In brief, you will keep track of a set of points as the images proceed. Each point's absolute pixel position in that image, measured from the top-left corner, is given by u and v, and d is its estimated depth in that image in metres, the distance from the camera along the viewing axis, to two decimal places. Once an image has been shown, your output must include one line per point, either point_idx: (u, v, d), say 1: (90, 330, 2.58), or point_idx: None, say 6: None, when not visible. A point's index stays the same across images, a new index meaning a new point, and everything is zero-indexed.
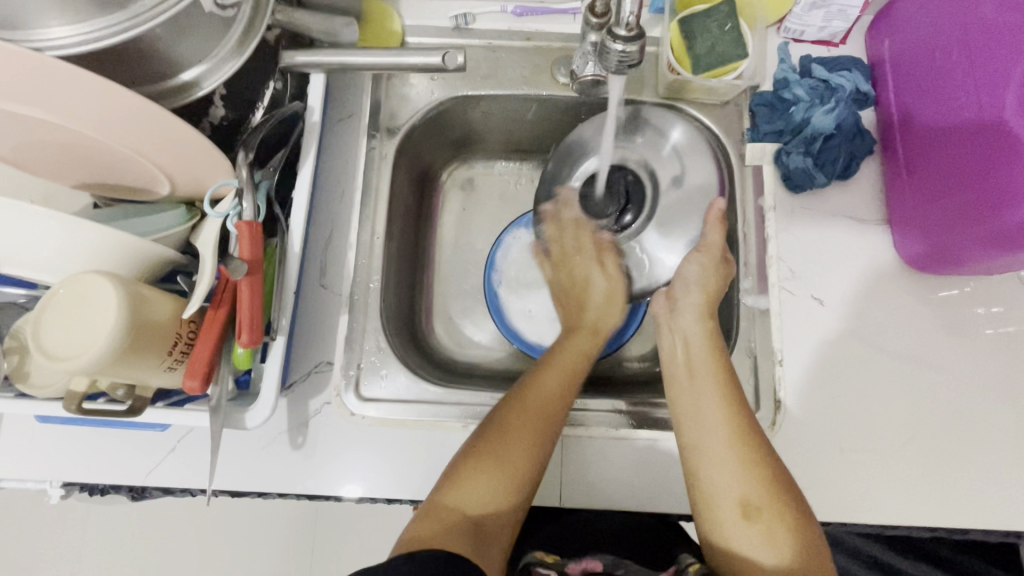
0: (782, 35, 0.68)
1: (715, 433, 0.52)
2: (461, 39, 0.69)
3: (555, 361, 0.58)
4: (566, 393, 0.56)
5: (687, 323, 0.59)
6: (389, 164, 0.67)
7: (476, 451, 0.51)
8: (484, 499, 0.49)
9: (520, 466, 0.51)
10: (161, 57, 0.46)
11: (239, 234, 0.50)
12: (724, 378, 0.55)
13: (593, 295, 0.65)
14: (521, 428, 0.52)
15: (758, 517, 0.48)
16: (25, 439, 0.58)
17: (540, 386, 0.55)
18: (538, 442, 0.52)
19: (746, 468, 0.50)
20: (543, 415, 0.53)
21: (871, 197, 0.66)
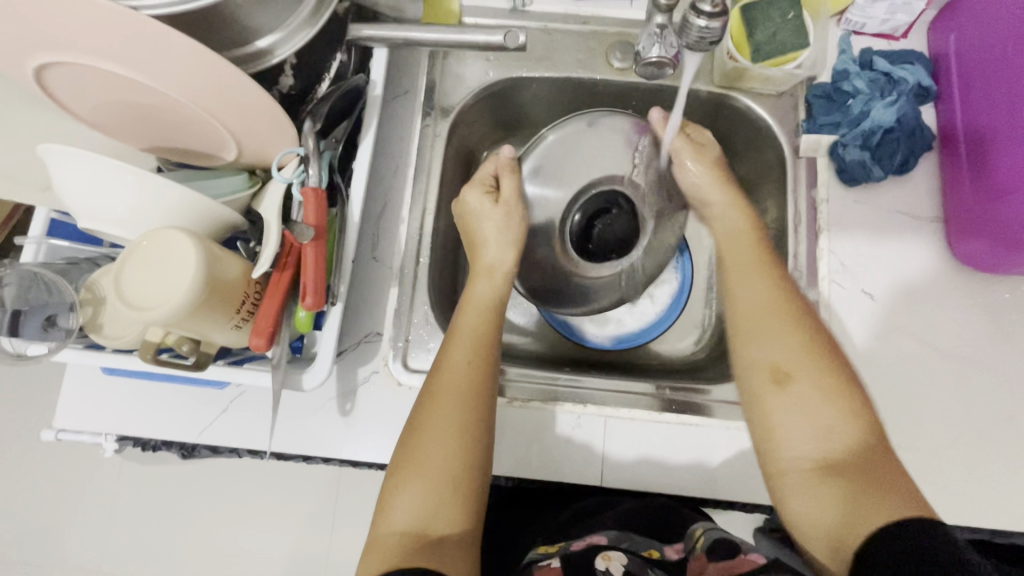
0: (843, 27, 0.67)
1: (761, 307, 0.54)
2: (517, 20, 0.70)
3: (461, 330, 0.57)
4: (474, 370, 0.54)
5: (725, 223, 0.62)
6: (441, 142, 0.68)
7: (402, 460, 0.50)
8: (420, 508, 0.48)
9: (446, 463, 0.49)
10: (240, 22, 0.47)
11: (306, 200, 0.51)
12: (788, 294, 0.54)
13: (482, 256, 0.63)
14: (437, 417, 0.51)
15: (789, 382, 0.50)
16: (85, 393, 0.60)
17: (444, 370, 0.54)
18: (456, 431, 0.51)
19: (791, 337, 0.51)
20: (456, 397, 0.52)
21: (928, 194, 0.66)
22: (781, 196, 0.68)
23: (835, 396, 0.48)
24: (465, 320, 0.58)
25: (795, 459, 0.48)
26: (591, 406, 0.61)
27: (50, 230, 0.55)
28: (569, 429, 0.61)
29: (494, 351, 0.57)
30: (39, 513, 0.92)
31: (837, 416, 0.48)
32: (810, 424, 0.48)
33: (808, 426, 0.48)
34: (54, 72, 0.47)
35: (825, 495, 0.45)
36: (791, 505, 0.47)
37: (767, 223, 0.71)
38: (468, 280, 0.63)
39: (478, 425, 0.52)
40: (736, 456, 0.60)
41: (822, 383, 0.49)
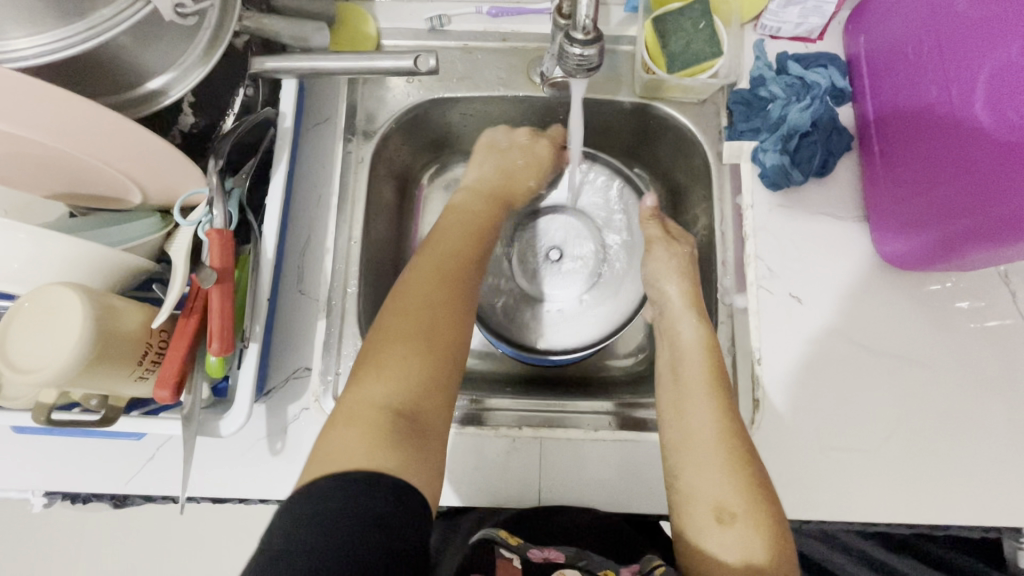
0: (759, 32, 0.67)
1: (691, 352, 0.59)
2: (436, 40, 0.69)
3: (450, 225, 0.64)
4: (457, 262, 0.59)
5: (691, 339, 0.60)
6: (365, 168, 0.67)
7: (385, 331, 0.52)
8: (403, 385, 0.49)
9: (429, 321, 0.53)
10: (124, 66, 0.45)
11: (210, 242, 0.50)
12: (715, 380, 0.57)
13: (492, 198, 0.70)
14: (425, 289, 0.55)
15: (733, 523, 0.49)
16: (1, 449, 0.58)
17: (430, 259, 0.59)
18: (439, 296, 0.55)
19: (728, 474, 0.51)
20: (437, 279, 0.57)
21: (853, 194, 0.66)
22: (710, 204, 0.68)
23: (772, 542, 0.48)
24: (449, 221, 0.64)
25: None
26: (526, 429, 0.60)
27: None
28: (506, 451, 0.61)
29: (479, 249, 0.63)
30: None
31: (770, 562, 0.48)
32: (743, 563, 0.48)
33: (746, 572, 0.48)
34: None
35: None
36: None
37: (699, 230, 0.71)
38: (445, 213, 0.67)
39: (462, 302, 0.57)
40: None
41: (760, 515, 0.49)
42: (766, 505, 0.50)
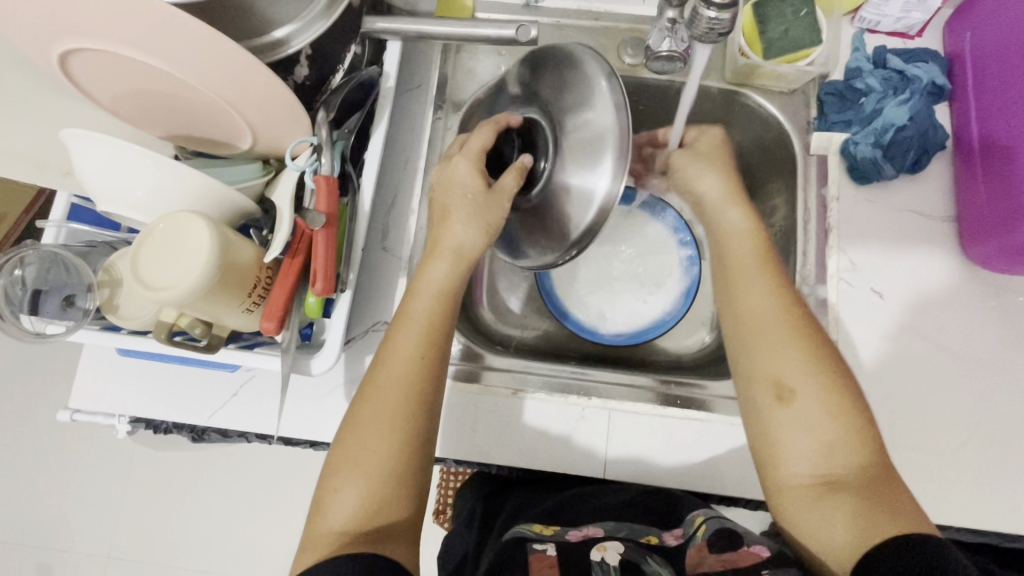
0: (856, 25, 0.67)
1: (734, 233, 0.57)
2: (529, 16, 0.70)
3: (413, 310, 0.52)
4: (417, 368, 0.50)
5: (736, 221, 0.57)
6: (452, 135, 0.69)
7: (346, 441, 0.48)
8: (357, 506, 0.46)
9: (382, 443, 0.47)
10: (256, 14, 0.48)
11: (318, 188, 0.52)
12: (767, 263, 0.54)
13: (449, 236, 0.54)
14: (381, 405, 0.48)
15: (794, 399, 0.48)
16: (100, 373, 0.62)
17: (387, 362, 0.50)
18: (397, 410, 0.48)
19: (792, 346, 0.49)
20: (393, 395, 0.49)
21: (943, 193, 0.65)
22: (791, 195, 0.68)
23: (838, 412, 0.47)
24: (412, 302, 0.53)
25: (798, 476, 0.47)
26: (594, 398, 0.62)
27: (71, 215, 0.57)
28: (573, 420, 0.62)
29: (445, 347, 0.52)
30: (79, 486, 0.98)
31: (841, 433, 0.46)
32: (813, 440, 0.46)
33: (812, 449, 0.46)
34: (76, 59, 0.49)
35: (833, 511, 0.44)
36: (793, 516, 0.47)
37: (775, 221, 0.71)
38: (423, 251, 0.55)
39: (429, 409, 0.50)
40: (741, 452, 0.60)
41: (822, 387, 0.47)
42: (829, 375, 0.48)
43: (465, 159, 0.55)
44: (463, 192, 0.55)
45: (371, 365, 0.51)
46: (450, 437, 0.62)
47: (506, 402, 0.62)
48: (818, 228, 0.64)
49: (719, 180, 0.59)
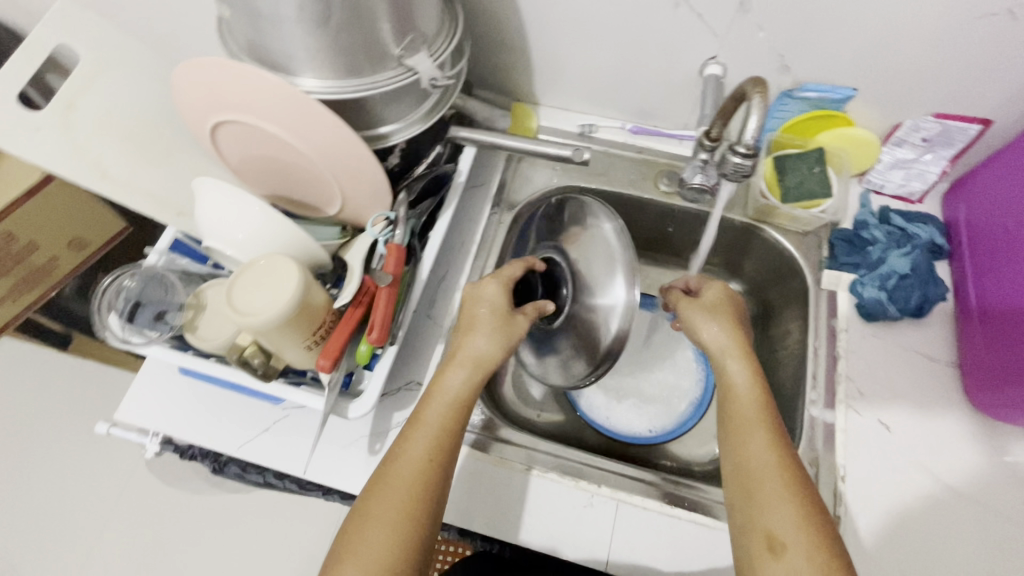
0: (863, 185, 0.77)
1: (736, 384, 0.58)
2: (583, 142, 0.83)
3: (427, 415, 0.54)
4: (427, 472, 0.51)
5: (738, 372, 0.59)
6: (504, 230, 0.78)
7: (356, 533, 0.48)
8: None
9: (394, 537, 0.47)
10: (370, 113, 0.60)
11: (389, 253, 0.61)
12: (768, 420, 0.55)
13: (469, 344, 0.58)
14: (392, 501, 0.49)
15: (784, 553, 0.46)
16: (152, 390, 0.67)
17: (403, 462, 0.51)
18: (406, 507, 0.49)
19: (786, 501, 0.49)
20: (405, 494, 0.49)
21: (945, 340, 0.70)
22: (803, 322, 0.74)
23: (826, 565, 0.45)
24: (430, 406, 0.55)
25: None
26: (603, 488, 0.64)
27: (172, 246, 0.66)
28: (582, 506, 0.63)
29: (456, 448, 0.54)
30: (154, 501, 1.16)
31: None
32: None
33: None
34: (222, 129, 0.61)
35: None
36: None
37: (789, 345, 0.76)
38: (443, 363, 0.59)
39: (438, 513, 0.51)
40: None
41: (813, 551, 0.46)
42: (820, 536, 0.47)
43: (491, 290, 0.62)
44: (490, 319, 0.60)
45: (387, 463, 0.52)
46: (460, 503, 0.63)
47: (519, 477, 0.65)
48: (826, 355, 0.69)
49: (721, 329, 0.62)
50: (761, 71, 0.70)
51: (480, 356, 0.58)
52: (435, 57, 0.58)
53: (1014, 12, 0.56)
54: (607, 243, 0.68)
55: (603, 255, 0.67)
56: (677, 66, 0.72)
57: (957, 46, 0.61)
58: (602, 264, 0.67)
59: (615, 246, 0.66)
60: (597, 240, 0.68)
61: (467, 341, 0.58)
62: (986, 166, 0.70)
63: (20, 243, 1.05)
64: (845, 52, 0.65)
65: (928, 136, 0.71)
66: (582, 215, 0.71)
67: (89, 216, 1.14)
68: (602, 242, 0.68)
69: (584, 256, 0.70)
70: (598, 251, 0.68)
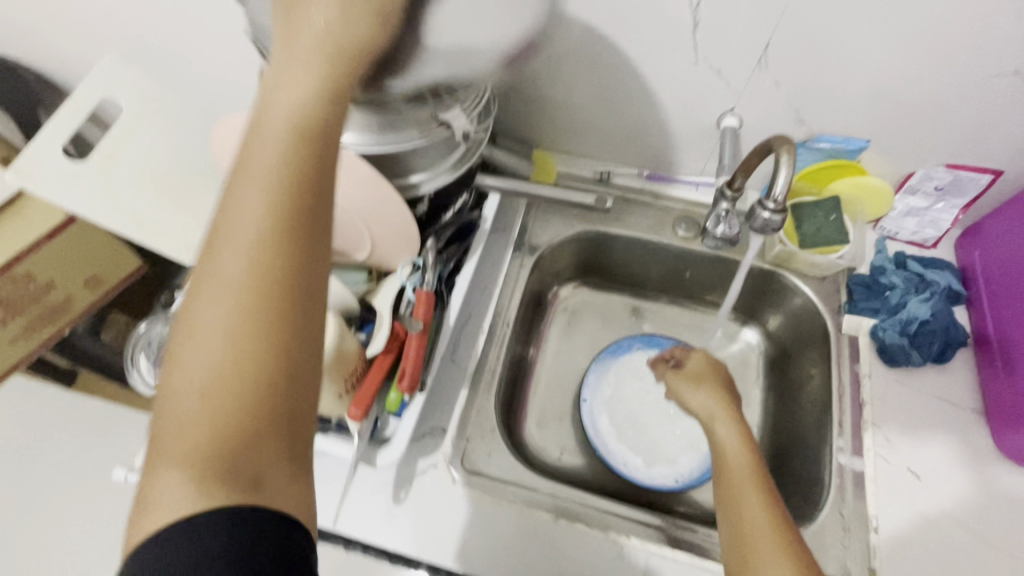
0: (878, 232, 0.79)
1: (726, 444, 0.60)
2: (601, 187, 0.86)
3: (217, 260, 0.32)
4: (252, 291, 0.31)
5: (724, 432, 0.62)
6: (525, 274, 0.80)
7: (154, 459, 0.30)
8: (187, 485, 0.28)
9: (232, 387, 0.30)
10: (402, 164, 0.61)
11: (418, 301, 0.62)
12: (759, 477, 0.55)
13: (266, 127, 0.33)
14: (199, 386, 0.30)
15: None
16: None
17: (211, 330, 0.31)
18: (220, 404, 0.30)
19: (777, 558, 0.48)
20: (222, 342, 0.30)
21: (968, 386, 0.70)
22: (825, 367, 0.74)
23: None
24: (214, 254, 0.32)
25: None
26: (633, 539, 0.62)
27: None
28: (610, 559, 0.62)
29: (311, 299, 0.33)
30: None
31: None
32: None
33: None
34: None
35: None
36: None
37: (810, 389, 0.76)
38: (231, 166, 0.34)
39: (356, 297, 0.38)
40: None
41: None
42: None
43: (298, 50, 0.34)
44: (304, 72, 0.34)
45: (176, 345, 0.32)
46: (485, 557, 0.61)
47: (547, 528, 0.63)
48: (851, 401, 0.69)
49: (705, 395, 0.68)
50: (777, 123, 0.72)
51: (281, 127, 0.33)
52: (468, 112, 0.60)
53: (1021, 73, 0.59)
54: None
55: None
56: (693, 118, 0.75)
57: (967, 104, 0.63)
58: (455, 25, 0.44)
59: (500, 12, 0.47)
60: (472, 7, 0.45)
61: (268, 96, 0.34)
62: (999, 214, 0.72)
63: (38, 282, 1.06)
64: (858, 107, 0.67)
65: (940, 185, 0.73)
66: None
67: (107, 255, 1.15)
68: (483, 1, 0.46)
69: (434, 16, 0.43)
70: (461, 3, 0.44)
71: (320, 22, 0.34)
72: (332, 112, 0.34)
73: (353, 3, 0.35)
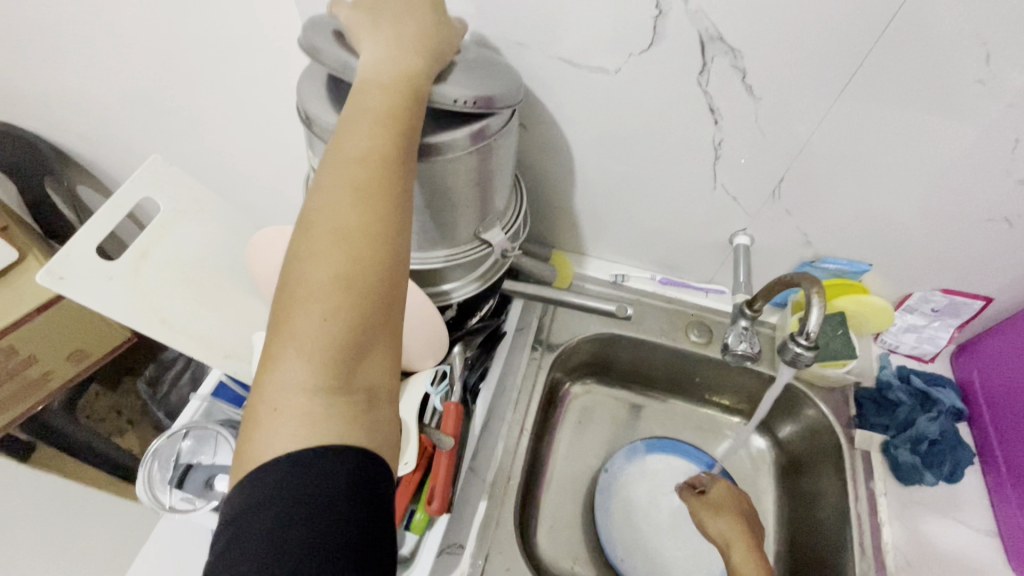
0: (879, 346, 0.83)
1: (743, 564, 0.62)
2: (616, 290, 0.88)
3: (325, 213, 0.37)
4: (363, 230, 0.36)
5: (740, 555, 0.64)
6: (544, 374, 0.80)
7: (268, 375, 0.33)
8: (306, 391, 0.32)
9: (342, 310, 0.34)
10: (437, 274, 0.62)
11: (447, 412, 0.61)
12: None
13: (375, 109, 0.40)
14: (317, 317, 0.34)
15: None
16: (172, 548, 0.62)
17: (321, 277, 0.35)
18: (334, 334, 0.33)
19: None
20: (331, 271, 0.35)
21: (979, 507, 0.71)
22: (840, 481, 0.75)
23: None
24: (319, 212, 0.37)
25: None
26: None
27: (215, 390, 0.67)
28: None
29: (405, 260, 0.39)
30: None
31: None
32: None
33: None
34: None
35: None
36: None
37: (826, 503, 0.76)
38: (332, 143, 0.40)
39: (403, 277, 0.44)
40: None
41: None
42: None
43: (383, 81, 0.42)
44: (394, 93, 0.41)
45: (282, 289, 0.35)
46: None
47: None
48: (869, 519, 0.69)
49: (723, 519, 0.70)
50: (786, 244, 0.77)
51: (378, 122, 0.40)
52: (507, 229, 0.63)
53: (1010, 220, 0.64)
54: (498, 63, 0.54)
55: (496, 60, 0.54)
56: (708, 234, 0.79)
57: (963, 241, 0.69)
58: (477, 75, 0.49)
59: (511, 71, 0.54)
60: (488, 67, 0.51)
61: (369, 95, 0.41)
62: (992, 336, 0.76)
63: (19, 356, 1.00)
64: (861, 236, 0.73)
65: (936, 307, 0.77)
66: (488, 60, 0.53)
67: (98, 328, 1.11)
68: (498, 65, 0.53)
69: (456, 64, 0.49)
70: (480, 64, 0.51)
71: (406, 59, 0.43)
72: (413, 115, 0.42)
73: (419, 51, 0.44)
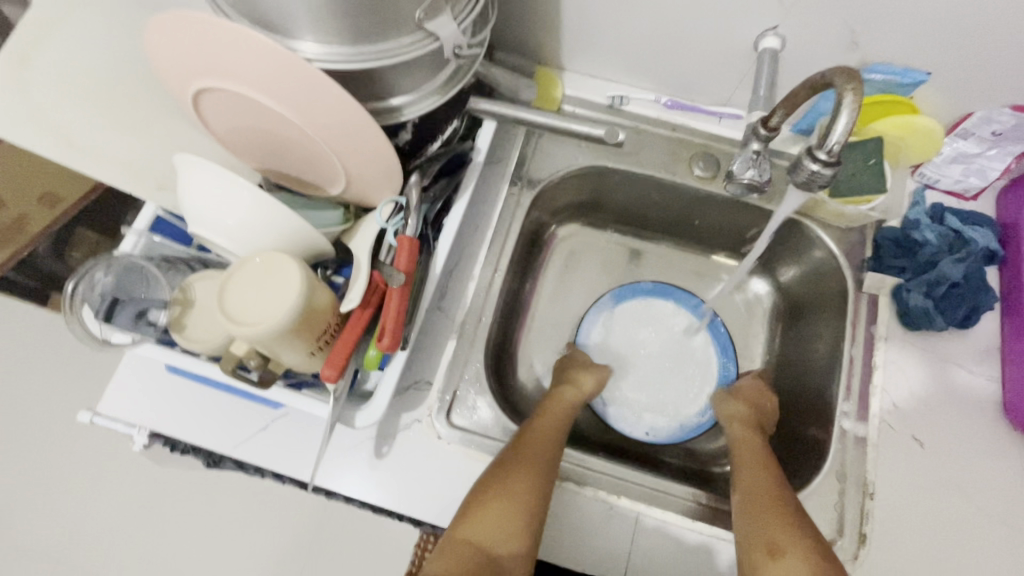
0: (916, 179, 0.71)
1: (742, 438, 0.66)
2: (613, 116, 0.75)
3: (542, 426, 0.62)
4: (550, 457, 0.58)
5: (739, 431, 0.66)
6: (522, 212, 0.72)
7: (468, 526, 0.52)
8: (498, 534, 0.51)
9: (529, 493, 0.54)
10: (380, 83, 0.51)
11: (399, 246, 0.53)
12: (767, 462, 0.61)
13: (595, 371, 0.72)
14: (521, 493, 0.53)
15: (781, 555, 0.50)
16: (140, 380, 0.62)
17: (530, 466, 0.56)
18: (529, 511, 0.53)
19: (780, 520, 0.52)
20: (532, 480, 0.55)
21: (985, 352, 0.66)
22: (839, 326, 0.69)
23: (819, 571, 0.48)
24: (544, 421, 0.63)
25: None
26: (624, 499, 0.61)
27: (153, 225, 0.59)
28: (601, 518, 0.60)
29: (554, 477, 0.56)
30: None
31: None
32: None
33: None
34: (205, 97, 0.52)
35: None
36: None
37: (820, 347, 0.72)
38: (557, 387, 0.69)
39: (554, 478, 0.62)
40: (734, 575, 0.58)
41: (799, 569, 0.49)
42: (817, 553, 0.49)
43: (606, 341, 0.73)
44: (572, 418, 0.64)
45: (495, 468, 0.56)
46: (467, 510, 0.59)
47: None
48: (863, 362, 0.65)
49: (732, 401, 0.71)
50: (825, 47, 0.61)
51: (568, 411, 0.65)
52: (460, 20, 0.48)
53: None
54: None
55: None
56: (727, 37, 0.63)
57: None
58: None
59: None
60: None
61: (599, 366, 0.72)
62: None
63: None
64: (922, 34, 0.57)
65: (999, 130, 0.64)
66: None
67: None
68: None
69: None
70: None
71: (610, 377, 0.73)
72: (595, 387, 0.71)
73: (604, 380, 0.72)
